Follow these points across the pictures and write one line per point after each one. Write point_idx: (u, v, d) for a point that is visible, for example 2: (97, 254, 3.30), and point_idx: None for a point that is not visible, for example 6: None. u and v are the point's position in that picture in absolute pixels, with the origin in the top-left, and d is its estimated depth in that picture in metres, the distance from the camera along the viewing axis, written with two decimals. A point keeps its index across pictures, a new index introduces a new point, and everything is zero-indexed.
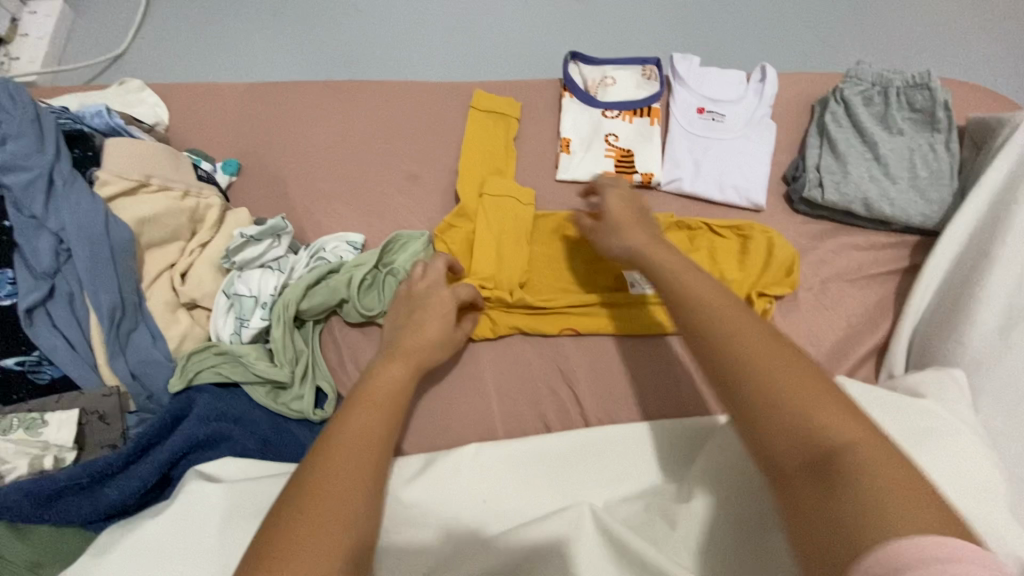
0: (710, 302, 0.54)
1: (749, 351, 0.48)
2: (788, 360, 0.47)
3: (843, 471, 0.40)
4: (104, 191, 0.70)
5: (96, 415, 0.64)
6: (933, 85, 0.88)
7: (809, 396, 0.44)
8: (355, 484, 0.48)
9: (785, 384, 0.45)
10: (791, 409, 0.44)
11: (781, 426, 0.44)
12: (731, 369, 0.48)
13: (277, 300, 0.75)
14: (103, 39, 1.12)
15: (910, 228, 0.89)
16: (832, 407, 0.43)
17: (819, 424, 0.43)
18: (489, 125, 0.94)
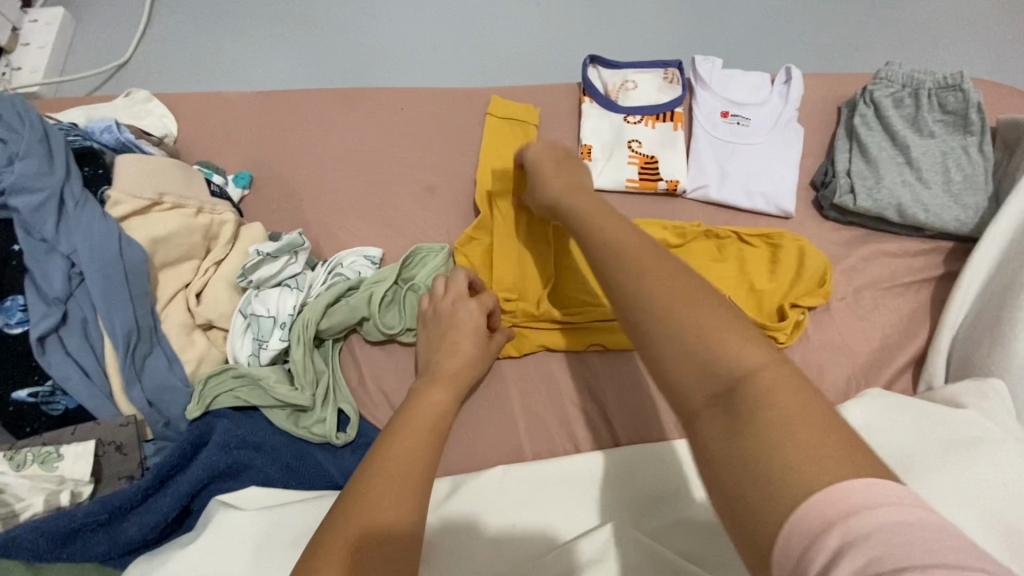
0: (622, 242, 0.50)
1: (656, 284, 0.44)
2: (694, 292, 0.43)
3: (745, 401, 0.36)
4: (115, 211, 0.67)
5: (113, 446, 0.62)
6: (966, 86, 0.85)
7: (714, 324, 0.40)
8: (397, 500, 0.50)
9: (693, 317, 0.41)
10: (694, 338, 0.40)
11: (685, 356, 0.40)
12: (647, 310, 0.43)
13: (296, 320, 0.72)
14: (107, 47, 1.09)
15: (945, 234, 0.86)
16: (741, 335, 0.39)
17: (725, 348, 0.39)
18: (507, 133, 0.92)
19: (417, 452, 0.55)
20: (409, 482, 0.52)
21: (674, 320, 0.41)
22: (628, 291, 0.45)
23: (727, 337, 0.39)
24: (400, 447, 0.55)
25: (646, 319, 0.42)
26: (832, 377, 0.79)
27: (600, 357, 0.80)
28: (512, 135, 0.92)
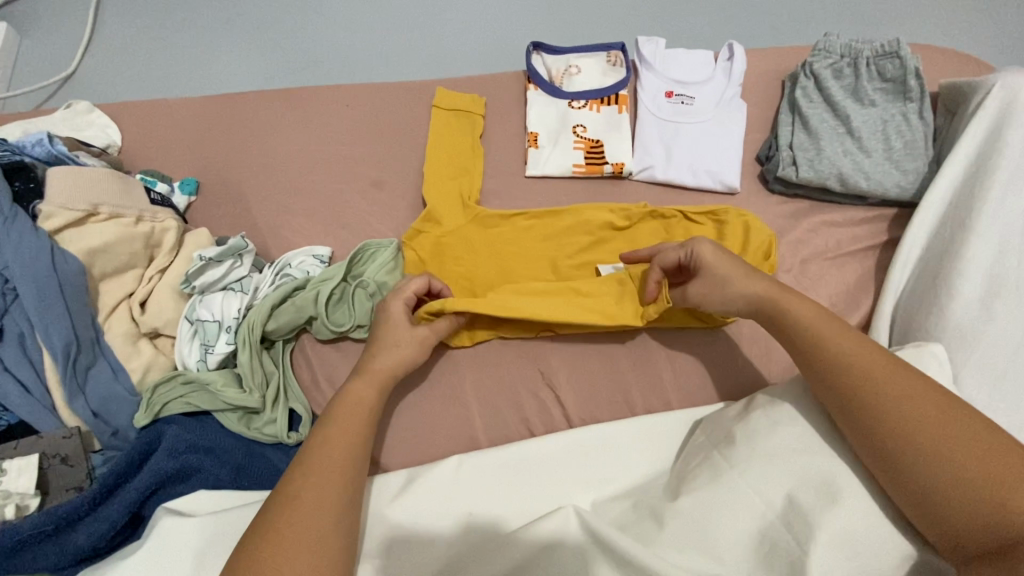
0: (854, 360, 0.58)
1: (925, 436, 0.53)
2: (965, 434, 0.52)
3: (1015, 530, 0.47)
4: (49, 224, 0.67)
5: (58, 458, 0.62)
6: (903, 53, 0.86)
7: (994, 471, 0.50)
8: (331, 488, 0.54)
9: (966, 467, 0.50)
10: (974, 487, 0.50)
11: (958, 500, 0.50)
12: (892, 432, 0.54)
13: (241, 323, 0.72)
14: (52, 60, 1.08)
15: (888, 201, 0.87)
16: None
17: (1007, 497, 0.48)
18: (453, 125, 0.91)
19: (344, 457, 0.56)
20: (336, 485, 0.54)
21: (942, 469, 0.51)
22: (885, 434, 0.54)
23: (1004, 484, 0.49)
24: (330, 442, 0.57)
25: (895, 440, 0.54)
26: (779, 349, 0.81)
27: (551, 342, 0.81)
28: (458, 126, 0.92)
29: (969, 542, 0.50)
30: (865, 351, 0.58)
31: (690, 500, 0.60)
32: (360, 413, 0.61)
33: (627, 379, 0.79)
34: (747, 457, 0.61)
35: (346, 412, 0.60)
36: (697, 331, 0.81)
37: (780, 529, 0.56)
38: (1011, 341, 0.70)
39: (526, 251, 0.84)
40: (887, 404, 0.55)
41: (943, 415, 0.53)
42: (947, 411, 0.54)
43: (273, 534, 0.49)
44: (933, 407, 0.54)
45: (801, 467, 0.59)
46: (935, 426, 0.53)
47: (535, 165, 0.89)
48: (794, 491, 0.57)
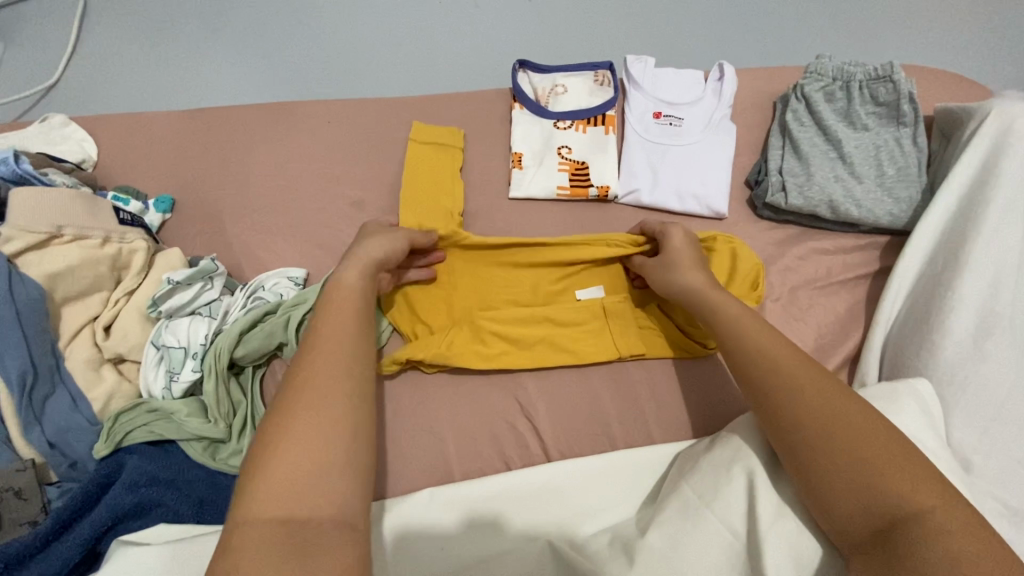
0: (767, 347, 0.59)
1: (818, 417, 0.52)
2: (854, 419, 0.51)
3: (900, 509, 0.46)
4: (9, 247, 0.65)
5: (11, 492, 0.60)
6: (896, 77, 0.83)
7: (876, 452, 0.49)
8: (330, 434, 0.47)
9: (851, 447, 0.50)
10: (855, 469, 0.49)
11: (841, 482, 0.49)
12: (792, 417, 0.54)
13: (209, 350, 0.70)
14: (33, 70, 1.06)
15: (880, 228, 0.85)
16: (907, 467, 0.48)
17: (884, 479, 0.48)
18: (434, 154, 0.88)
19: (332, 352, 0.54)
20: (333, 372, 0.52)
21: (829, 453, 0.50)
22: (783, 415, 0.54)
23: (882, 465, 0.48)
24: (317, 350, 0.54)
25: (794, 425, 0.53)
26: None
27: (530, 372, 0.78)
28: (437, 154, 0.88)
29: (848, 525, 0.49)
30: (775, 342, 0.59)
31: (658, 534, 0.58)
32: (343, 347, 0.54)
33: (607, 409, 0.77)
34: (714, 485, 0.59)
35: (326, 348, 0.54)
36: (679, 362, 0.80)
37: (744, 559, 0.55)
38: (1003, 380, 0.68)
39: (505, 279, 0.81)
40: (788, 389, 0.55)
41: (835, 401, 0.53)
42: (835, 395, 0.53)
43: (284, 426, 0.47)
44: (824, 391, 0.54)
45: (759, 491, 0.57)
46: (826, 410, 0.52)
47: (518, 188, 0.87)
48: (752, 520, 0.56)
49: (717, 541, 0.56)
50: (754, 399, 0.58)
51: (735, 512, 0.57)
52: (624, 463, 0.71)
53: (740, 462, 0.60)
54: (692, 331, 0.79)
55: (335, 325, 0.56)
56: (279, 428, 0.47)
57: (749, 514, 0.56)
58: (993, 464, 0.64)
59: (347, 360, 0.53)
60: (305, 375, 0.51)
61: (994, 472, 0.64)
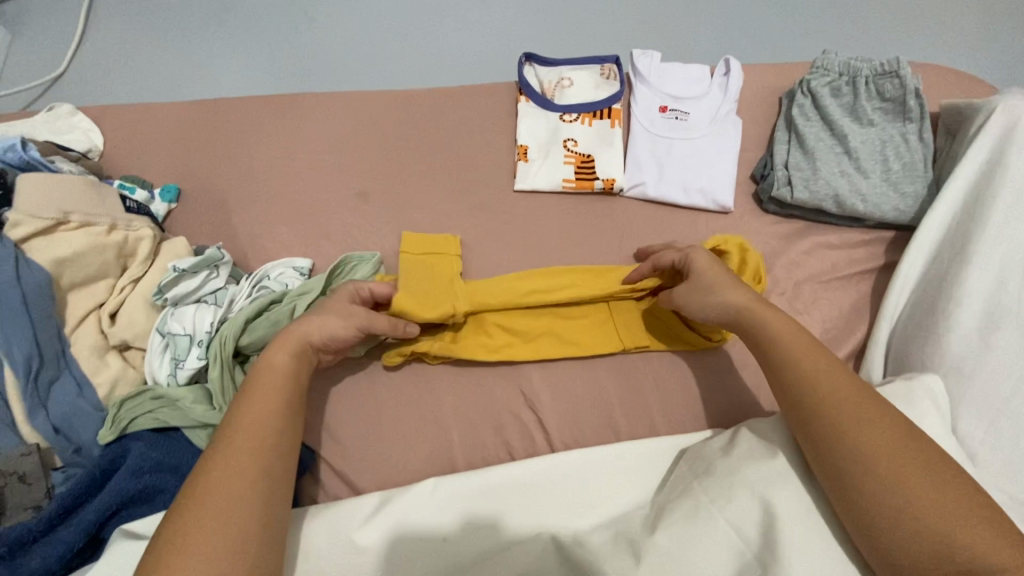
0: (829, 379, 0.58)
1: (882, 459, 0.52)
2: (924, 466, 0.51)
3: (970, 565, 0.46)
4: (14, 233, 0.65)
5: (15, 476, 0.60)
6: (902, 72, 0.83)
7: (945, 500, 0.49)
8: (241, 518, 0.48)
9: (919, 493, 0.50)
10: (922, 519, 0.49)
11: (906, 527, 0.49)
12: (857, 457, 0.53)
13: (214, 337, 0.70)
14: (40, 61, 1.07)
15: (885, 223, 0.85)
16: (977, 521, 0.48)
17: (953, 531, 0.47)
18: (412, 282, 0.76)
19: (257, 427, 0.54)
20: (251, 452, 0.52)
21: (895, 497, 0.50)
22: (843, 455, 0.54)
23: (954, 515, 0.48)
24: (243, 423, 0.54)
25: (858, 467, 0.52)
26: None
27: (534, 363, 0.78)
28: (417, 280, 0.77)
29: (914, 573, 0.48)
30: (837, 374, 0.58)
31: (667, 535, 0.58)
32: (268, 422, 0.55)
33: (612, 401, 0.77)
34: (726, 490, 0.59)
35: (231, 453, 0.51)
36: (684, 354, 0.80)
37: (753, 563, 0.55)
38: (1009, 374, 0.67)
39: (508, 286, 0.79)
40: (854, 427, 0.54)
41: (902, 444, 0.52)
42: (902, 438, 0.53)
43: (198, 506, 0.48)
44: (890, 434, 0.53)
45: (775, 499, 0.57)
46: (892, 454, 0.52)
47: (523, 180, 0.87)
48: (765, 525, 0.56)
49: (728, 547, 0.56)
50: (812, 433, 0.57)
51: (748, 518, 0.57)
52: (633, 464, 0.71)
53: (757, 473, 0.59)
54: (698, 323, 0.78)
55: (261, 395, 0.57)
56: (176, 528, 0.46)
57: (762, 519, 0.56)
58: (999, 458, 0.64)
59: (268, 438, 0.54)
60: (201, 489, 0.49)
61: (999, 466, 0.64)
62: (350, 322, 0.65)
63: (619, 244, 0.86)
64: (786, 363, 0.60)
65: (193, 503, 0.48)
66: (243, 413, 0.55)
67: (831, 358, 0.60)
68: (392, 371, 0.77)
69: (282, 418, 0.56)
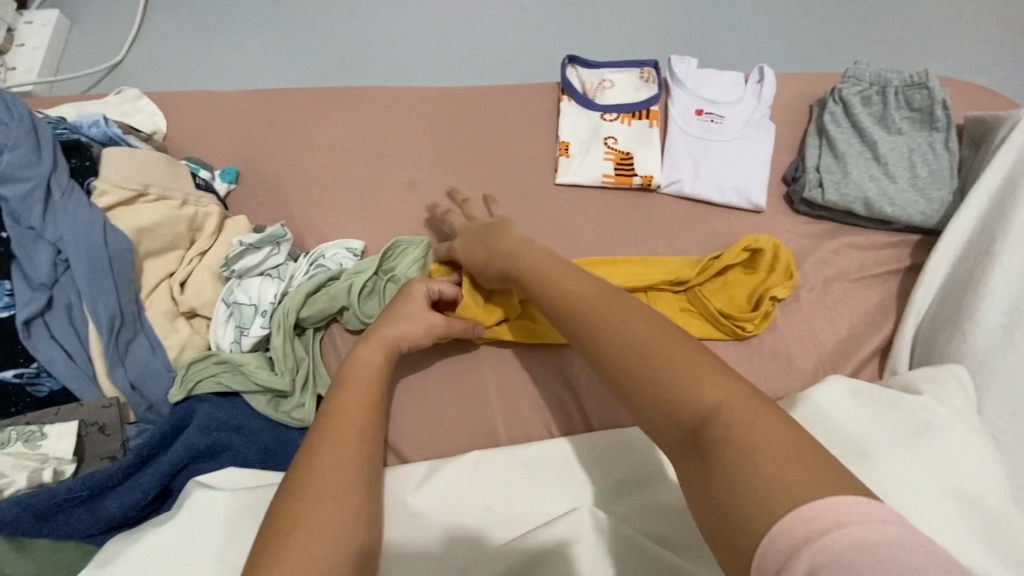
0: (581, 295, 0.56)
1: (625, 348, 0.49)
2: (658, 343, 0.48)
3: (713, 437, 0.41)
4: (102, 201, 0.70)
5: (96, 427, 0.65)
6: (931, 84, 0.88)
7: (680, 363, 0.46)
8: (347, 498, 0.51)
9: (651, 368, 0.47)
10: (665, 396, 0.45)
11: (661, 412, 0.45)
12: (609, 358, 0.50)
13: (277, 308, 0.74)
14: (100, 48, 1.12)
15: (911, 227, 0.89)
16: (710, 382, 0.44)
17: (690, 399, 0.43)
18: (479, 305, 0.78)
19: (352, 415, 0.57)
20: (350, 438, 0.55)
21: (639, 386, 0.47)
22: (599, 360, 0.51)
23: (692, 373, 0.45)
24: (340, 410, 0.57)
25: (610, 365, 0.50)
26: (802, 366, 0.81)
27: (573, 347, 0.82)
28: (482, 304, 0.78)
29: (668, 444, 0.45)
30: (582, 289, 0.56)
31: None
32: (361, 411, 0.58)
33: None
34: None
35: (332, 436, 0.55)
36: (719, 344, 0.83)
37: None
38: None
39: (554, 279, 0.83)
40: (601, 332, 0.51)
41: (638, 331, 0.49)
42: (643, 325, 0.50)
43: (307, 482, 0.51)
44: (630, 325, 0.50)
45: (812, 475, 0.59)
46: (635, 341, 0.49)
47: (566, 174, 0.92)
48: None
49: None
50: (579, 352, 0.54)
51: None
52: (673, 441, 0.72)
53: None
54: (730, 314, 0.82)
55: (355, 384, 0.61)
56: (293, 503, 0.49)
57: None
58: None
59: (363, 425, 0.57)
60: (310, 470, 0.52)
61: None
62: (408, 309, 0.70)
63: (655, 239, 0.90)
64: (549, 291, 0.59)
65: (294, 487, 0.51)
66: (339, 403, 0.58)
67: (590, 279, 0.58)
68: (440, 348, 0.81)
69: (374, 406, 0.59)
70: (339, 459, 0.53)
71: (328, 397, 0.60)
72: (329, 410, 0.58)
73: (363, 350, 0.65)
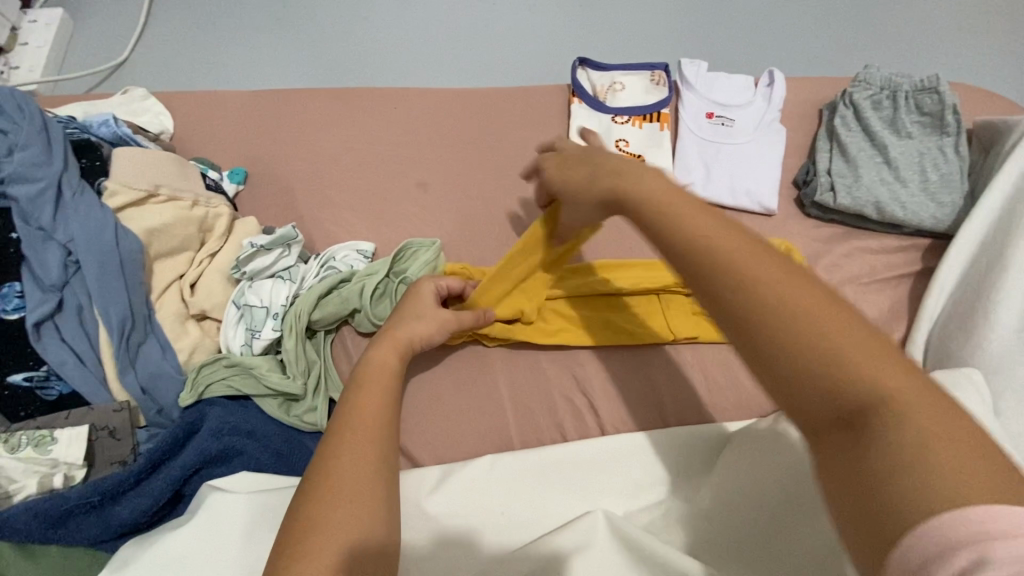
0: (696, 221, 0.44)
1: (766, 291, 0.39)
2: (810, 295, 0.38)
3: (879, 421, 0.34)
4: (113, 202, 0.69)
5: (106, 431, 0.64)
6: (941, 88, 0.88)
7: (834, 324, 0.37)
8: (370, 500, 0.50)
9: (800, 322, 0.37)
10: (818, 360, 0.36)
11: (802, 376, 0.36)
12: (738, 300, 0.40)
13: (288, 310, 0.73)
14: (105, 47, 1.11)
15: (922, 231, 0.89)
16: (877, 354, 0.36)
17: (850, 370, 0.35)
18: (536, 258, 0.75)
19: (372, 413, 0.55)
20: (372, 437, 0.53)
21: (779, 342, 0.37)
22: (723, 298, 0.40)
23: (854, 345, 0.36)
24: (359, 408, 0.56)
25: (742, 309, 0.39)
26: None
27: (586, 351, 0.81)
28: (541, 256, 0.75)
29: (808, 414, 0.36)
30: (700, 214, 0.45)
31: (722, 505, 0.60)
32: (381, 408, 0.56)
33: (661, 391, 0.79)
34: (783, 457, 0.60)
35: (352, 435, 0.53)
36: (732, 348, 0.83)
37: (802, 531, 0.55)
38: None
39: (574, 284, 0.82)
40: (731, 268, 0.40)
41: (780, 275, 0.39)
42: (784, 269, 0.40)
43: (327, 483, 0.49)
44: (772, 266, 0.40)
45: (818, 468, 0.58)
46: (776, 285, 0.39)
47: None
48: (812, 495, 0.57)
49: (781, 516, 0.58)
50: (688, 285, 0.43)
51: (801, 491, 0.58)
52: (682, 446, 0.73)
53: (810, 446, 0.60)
54: None
55: (370, 383, 0.59)
56: (314, 505, 0.48)
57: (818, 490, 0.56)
58: None
59: (382, 425, 0.55)
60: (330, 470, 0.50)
61: None
62: (421, 313, 0.69)
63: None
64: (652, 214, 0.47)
65: (313, 490, 0.49)
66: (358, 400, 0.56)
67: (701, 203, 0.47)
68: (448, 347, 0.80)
69: (390, 406, 0.57)
70: (359, 461, 0.51)
71: (347, 392, 0.58)
72: (347, 408, 0.56)
73: (376, 349, 0.63)
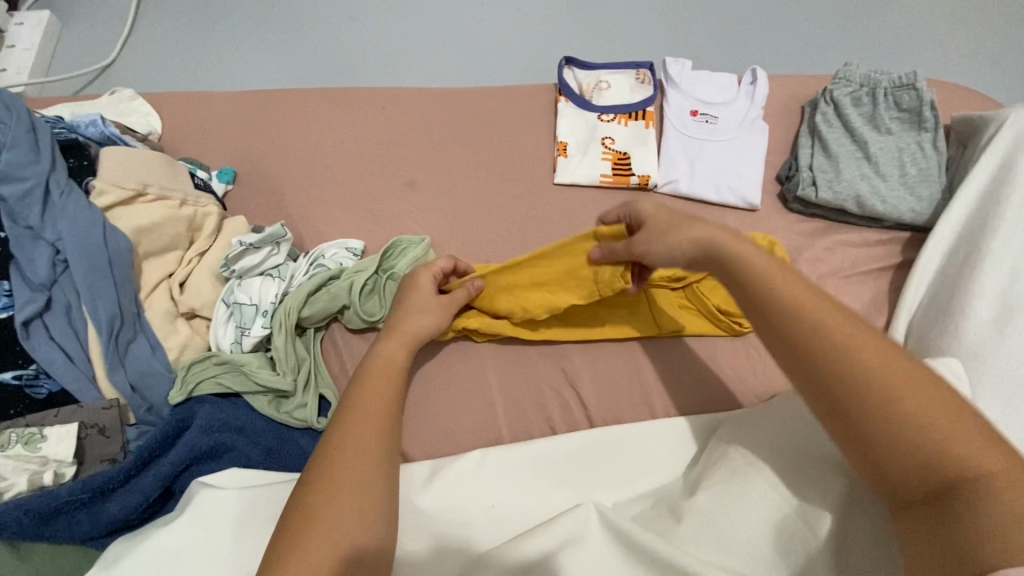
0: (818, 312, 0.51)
1: (878, 383, 0.47)
2: (918, 388, 0.46)
3: (972, 499, 0.42)
4: (101, 201, 0.69)
5: (96, 429, 0.64)
6: (919, 85, 0.90)
7: (932, 416, 0.45)
8: (362, 493, 0.50)
9: (913, 413, 0.45)
10: (922, 447, 0.45)
11: (905, 458, 0.45)
12: (851, 389, 0.48)
13: (278, 308, 0.74)
14: (92, 49, 1.11)
15: (902, 224, 0.91)
16: (975, 441, 0.44)
17: (951, 455, 0.44)
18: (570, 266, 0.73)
19: (372, 408, 0.56)
20: (371, 431, 0.54)
21: (886, 428, 0.46)
22: (833, 385, 0.49)
23: (953, 431, 0.44)
24: (361, 403, 0.56)
25: (855, 397, 0.47)
26: None
27: (574, 345, 0.82)
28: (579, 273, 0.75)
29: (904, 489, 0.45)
30: (818, 303, 0.52)
31: (708, 495, 0.61)
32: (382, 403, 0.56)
33: (650, 384, 0.81)
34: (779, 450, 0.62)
35: (353, 429, 0.54)
36: (718, 341, 0.84)
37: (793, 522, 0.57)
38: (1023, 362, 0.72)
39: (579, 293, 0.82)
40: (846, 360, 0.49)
41: (894, 369, 0.48)
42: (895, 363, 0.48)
43: (324, 476, 0.50)
44: (885, 360, 0.48)
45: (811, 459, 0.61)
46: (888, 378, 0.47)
47: (566, 174, 0.92)
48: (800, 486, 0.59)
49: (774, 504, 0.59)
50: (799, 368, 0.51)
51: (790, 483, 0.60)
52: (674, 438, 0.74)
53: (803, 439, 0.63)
54: (727, 311, 0.83)
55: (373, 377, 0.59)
56: (310, 498, 0.49)
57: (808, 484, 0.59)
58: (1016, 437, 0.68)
59: (381, 419, 0.55)
60: (327, 463, 0.51)
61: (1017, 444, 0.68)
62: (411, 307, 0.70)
63: None
64: (765, 297, 0.54)
65: (310, 482, 0.50)
66: (360, 395, 0.57)
67: (807, 284, 0.54)
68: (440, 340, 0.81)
69: (391, 400, 0.57)
70: (358, 454, 0.52)
71: (351, 388, 0.58)
72: (352, 402, 0.57)
73: (385, 345, 0.63)
